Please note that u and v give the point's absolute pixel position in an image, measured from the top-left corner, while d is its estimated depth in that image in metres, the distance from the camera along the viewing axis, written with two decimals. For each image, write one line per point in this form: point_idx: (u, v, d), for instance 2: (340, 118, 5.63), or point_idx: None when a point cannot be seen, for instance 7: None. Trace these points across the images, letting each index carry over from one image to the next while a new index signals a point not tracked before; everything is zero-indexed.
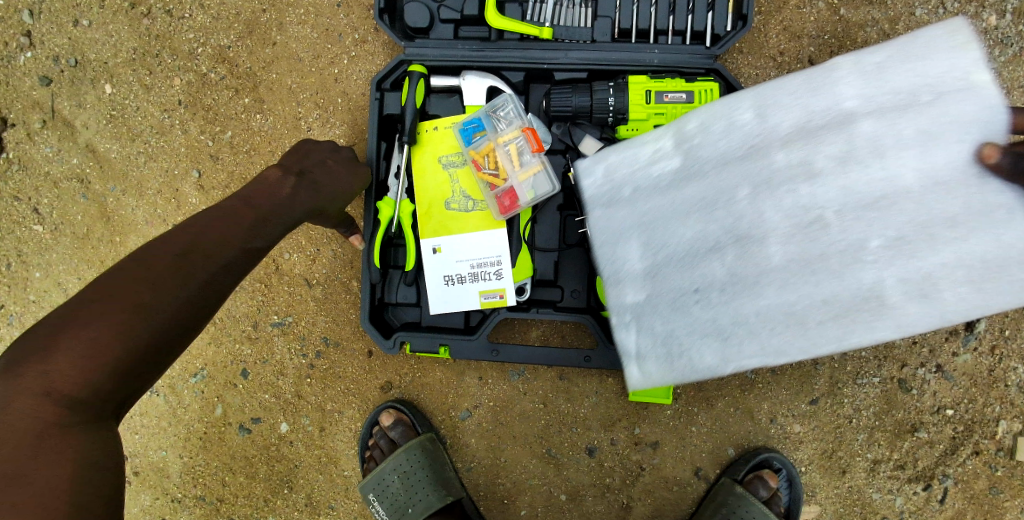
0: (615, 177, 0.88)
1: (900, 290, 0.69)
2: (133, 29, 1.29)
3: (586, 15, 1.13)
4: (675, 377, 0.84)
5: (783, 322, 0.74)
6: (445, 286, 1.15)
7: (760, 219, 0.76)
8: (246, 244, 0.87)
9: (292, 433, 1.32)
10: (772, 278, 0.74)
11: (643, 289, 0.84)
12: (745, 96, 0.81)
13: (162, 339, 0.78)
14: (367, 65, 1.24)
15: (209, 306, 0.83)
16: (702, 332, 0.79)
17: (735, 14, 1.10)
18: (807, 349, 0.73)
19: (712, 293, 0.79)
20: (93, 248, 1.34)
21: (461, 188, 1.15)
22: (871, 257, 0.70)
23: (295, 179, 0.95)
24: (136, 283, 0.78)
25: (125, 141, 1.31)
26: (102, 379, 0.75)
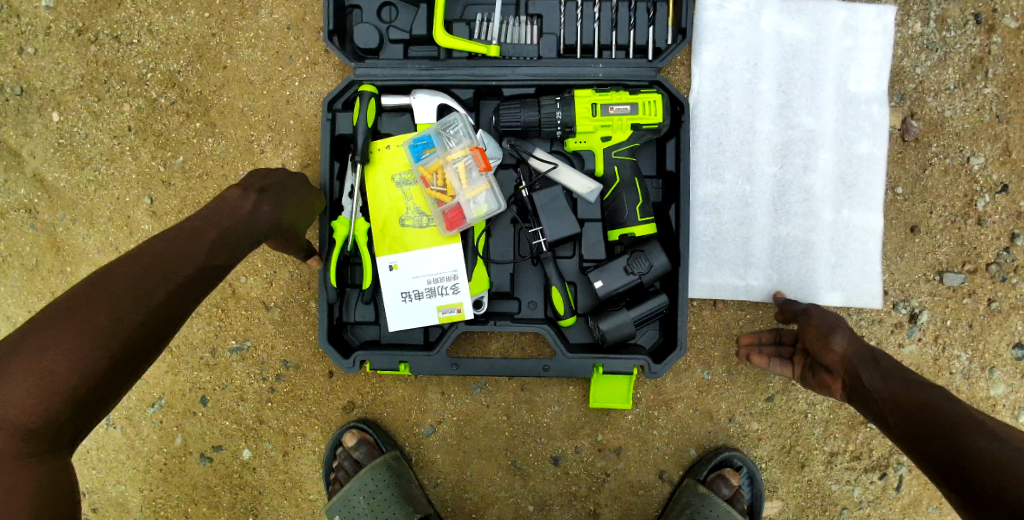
0: (816, 45, 1.20)
1: (709, 185, 1.20)
2: (80, 56, 1.28)
3: (532, 33, 1.16)
4: (698, 85, 1.21)
5: (717, 157, 1.20)
6: (403, 303, 1.15)
7: (780, 144, 1.20)
8: (207, 261, 0.86)
9: (255, 459, 1.30)
10: (730, 135, 1.20)
11: (746, 38, 1.20)
12: (872, 140, 1.20)
13: (123, 362, 0.77)
14: (318, 86, 1.25)
15: (170, 327, 0.82)
16: (717, 69, 1.20)
17: (676, 28, 1.14)
18: (701, 176, 1.20)
19: (734, 105, 1.20)
20: (43, 279, 1.31)
21: (415, 205, 1.16)
22: (732, 199, 1.20)
23: (258, 197, 0.96)
24: (92, 307, 0.76)
25: (74, 169, 1.30)
26: (59, 408, 0.73)
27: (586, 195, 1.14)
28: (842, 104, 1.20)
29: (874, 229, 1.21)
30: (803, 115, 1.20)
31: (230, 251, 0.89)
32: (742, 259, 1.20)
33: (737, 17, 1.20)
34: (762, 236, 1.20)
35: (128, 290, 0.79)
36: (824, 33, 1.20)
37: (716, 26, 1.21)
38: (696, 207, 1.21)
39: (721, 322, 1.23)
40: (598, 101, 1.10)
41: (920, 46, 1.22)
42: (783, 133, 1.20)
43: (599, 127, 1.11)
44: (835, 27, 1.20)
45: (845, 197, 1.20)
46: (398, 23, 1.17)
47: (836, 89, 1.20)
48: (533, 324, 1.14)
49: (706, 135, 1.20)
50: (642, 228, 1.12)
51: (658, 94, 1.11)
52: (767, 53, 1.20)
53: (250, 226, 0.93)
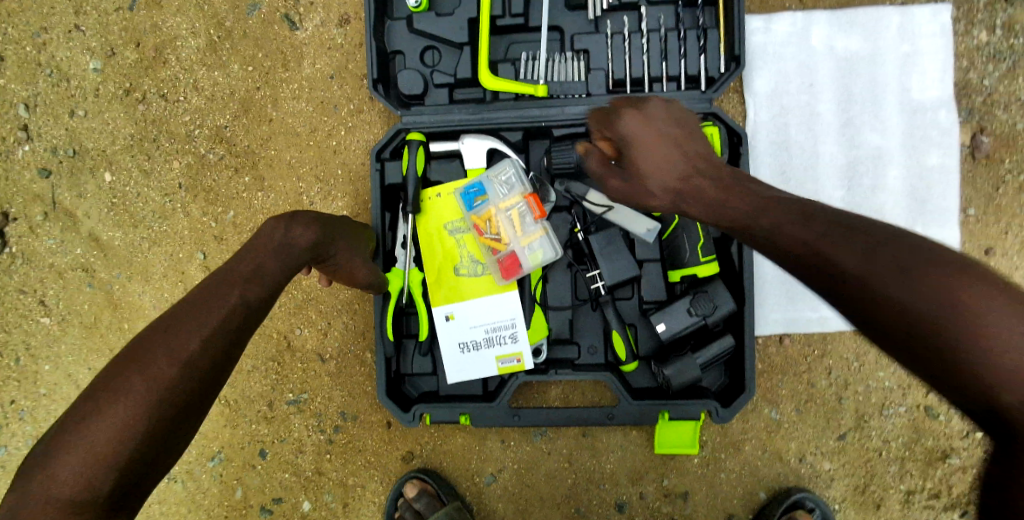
0: (871, 55, 1.14)
1: None
2: (130, 116, 1.29)
3: (579, 69, 1.14)
4: (755, 114, 1.16)
5: (783, 186, 1.16)
6: (461, 354, 1.14)
7: (846, 164, 1.15)
8: (239, 301, 0.82)
9: (315, 511, 1.30)
10: (793, 160, 1.16)
11: (798, 58, 1.15)
12: (942, 149, 1.14)
13: (168, 419, 0.73)
14: (364, 134, 1.23)
15: (213, 377, 0.77)
16: (773, 94, 1.16)
17: (728, 55, 1.09)
18: None
19: (795, 130, 1.16)
20: (102, 336, 1.32)
21: (469, 253, 1.14)
22: None
23: (287, 225, 0.92)
24: (130, 367, 0.73)
25: (127, 227, 1.31)
26: (106, 475, 0.68)
27: (643, 236, 1.10)
28: (907, 115, 1.14)
29: (952, 243, 1.14)
30: (866, 132, 1.14)
31: (263, 285, 0.86)
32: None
33: (785, 39, 1.15)
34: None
35: (162, 344, 0.75)
36: (880, 43, 1.14)
37: (767, 50, 1.16)
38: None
39: (788, 360, 1.19)
40: None
41: (986, 56, 1.14)
42: (847, 152, 1.15)
43: None
44: (891, 33, 1.14)
45: (919, 213, 1.14)
46: (442, 67, 1.16)
47: (898, 99, 1.14)
48: (596, 373, 1.11)
49: (768, 164, 1.16)
50: (704, 268, 1.08)
51: (715, 128, 1.08)
52: (822, 71, 1.15)
53: (281, 256, 0.90)
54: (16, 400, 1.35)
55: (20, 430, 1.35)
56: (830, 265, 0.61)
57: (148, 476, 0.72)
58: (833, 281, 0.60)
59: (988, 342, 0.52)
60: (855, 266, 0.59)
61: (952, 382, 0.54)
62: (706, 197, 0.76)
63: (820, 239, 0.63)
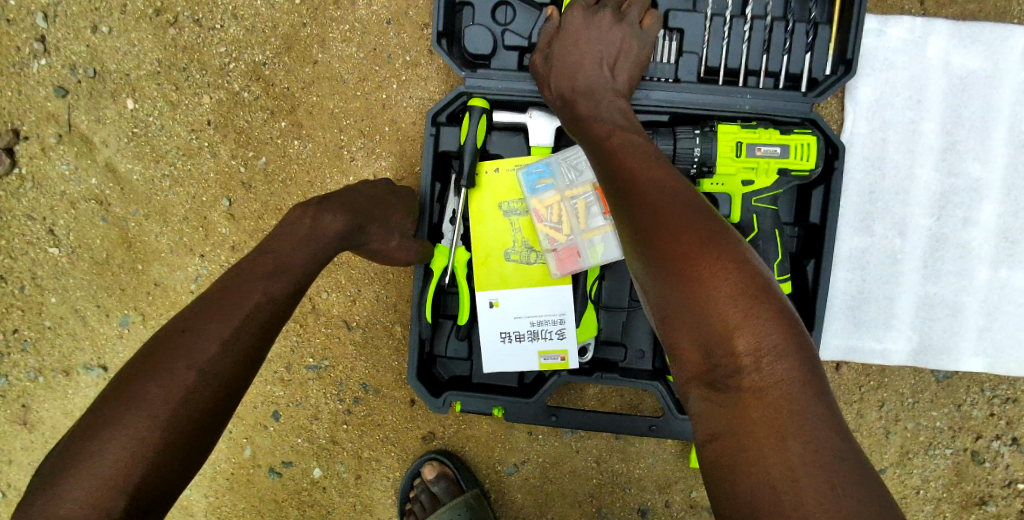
0: (988, 78, 1.03)
1: (849, 241, 1.06)
2: (158, 39, 1.17)
3: (670, 50, 1.02)
4: (849, 126, 1.05)
5: (866, 209, 1.06)
6: (502, 344, 1.06)
7: (940, 194, 1.04)
8: (263, 298, 0.78)
9: (325, 478, 1.24)
10: (883, 180, 1.05)
11: (909, 69, 1.04)
12: None
13: (186, 431, 0.68)
14: (417, 90, 1.12)
15: (234, 384, 0.73)
16: (873, 106, 1.05)
17: (838, 57, 0.99)
18: (844, 228, 1.06)
19: (890, 148, 1.05)
20: (113, 274, 1.24)
21: (523, 238, 1.05)
22: (874, 256, 1.06)
23: (314, 210, 0.88)
24: (146, 374, 0.69)
25: (148, 161, 1.20)
26: (119, 494, 0.63)
27: None
28: (1015, 148, 1.03)
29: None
30: (966, 160, 1.04)
31: (290, 278, 0.81)
32: (883, 320, 1.07)
33: (899, 46, 1.03)
34: (909, 296, 1.06)
35: (179, 347, 0.71)
36: (1000, 64, 1.02)
37: (876, 56, 1.04)
38: (840, 260, 1.07)
39: (843, 388, 1.12)
40: (744, 139, 0.96)
41: None
42: (943, 179, 1.04)
43: (742, 169, 0.98)
44: (1014, 56, 1.02)
45: (1008, 256, 1.05)
46: (516, 27, 1.04)
47: (1008, 129, 1.03)
48: (643, 381, 1.04)
49: (856, 182, 1.06)
50: None
51: (815, 136, 0.96)
52: (932, 87, 1.03)
53: (308, 243, 0.85)
54: (19, 330, 1.26)
55: (22, 362, 1.28)
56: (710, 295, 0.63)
57: (165, 496, 0.67)
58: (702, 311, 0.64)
59: (801, 419, 0.58)
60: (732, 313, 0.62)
61: (740, 424, 0.59)
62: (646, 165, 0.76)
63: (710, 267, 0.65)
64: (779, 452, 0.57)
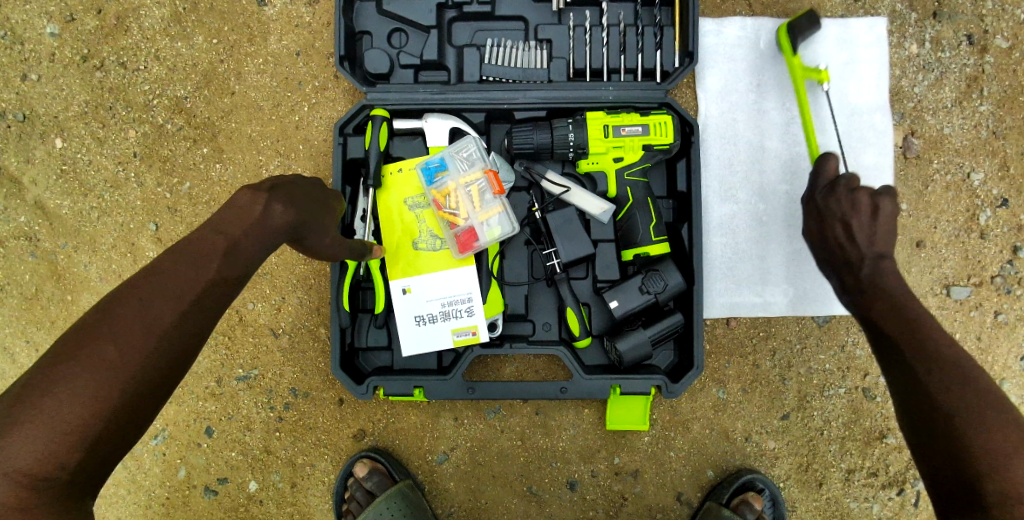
0: (812, 62, 1.21)
1: (720, 210, 1.21)
2: (85, 83, 1.27)
3: (542, 57, 1.18)
4: (705, 112, 1.22)
5: (728, 180, 1.21)
6: (416, 327, 1.15)
7: (788, 162, 1.21)
8: (218, 276, 0.80)
9: (261, 491, 1.27)
10: (738, 155, 1.21)
11: (745, 61, 1.22)
12: (876, 150, 1.20)
13: (139, 397, 0.74)
14: (327, 111, 1.25)
15: (185, 355, 0.78)
16: (721, 93, 1.22)
17: (683, 51, 1.16)
18: (713, 199, 1.21)
19: (740, 128, 1.21)
20: (42, 308, 1.28)
21: (428, 228, 1.16)
22: (742, 221, 1.21)
23: (266, 199, 0.83)
24: (100, 339, 0.73)
25: (77, 196, 1.27)
26: (72, 452, 0.70)
27: (598, 216, 1.14)
28: (845, 117, 1.21)
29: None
30: (807, 131, 1.20)
31: (243, 261, 0.82)
32: (759, 276, 1.21)
33: (734, 41, 1.22)
34: (777, 253, 1.21)
35: (136, 320, 0.75)
36: (820, 48, 1.21)
37: (716, 51, 1.22)
38: (712, 228, 1.21)
39: (734, 342, 1.22)
40: (609, 122, 1.11)
41: (917, 66, 1.22)
42: (791, 149, 1.21)
43: (611, 148, 1.11)
44: (830, 42, 1.21)
45: None
46: (409, 49, 1.18)
47: (836, 102, 1.21)
48: (549, 346, 1.14)
49: (716, 158, 1.21)
50: (656, 247, 1.12)
51: (670, 116, 1.12)
52: (768, 73, 1.21)
53: (260, 235, 0.82)
54: None
55: None
56: (975, 463, 0.77)
57: (116, 452, 0.74)
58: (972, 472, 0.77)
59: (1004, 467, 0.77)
60: (1001, 476, 0.76)
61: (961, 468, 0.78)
62: (911, 336, 0.87)
63: (988, 442, 0.78)
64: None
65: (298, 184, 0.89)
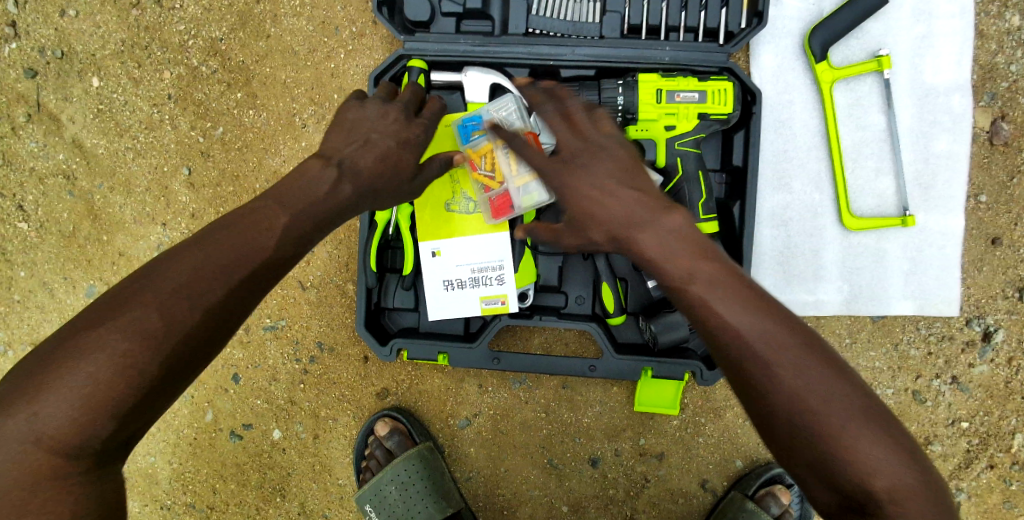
0: (882, 37, 1.08)
1: (771, 200, 1.11)
2: (122, 20, 1.24)
3: (594, 10, 1.08)
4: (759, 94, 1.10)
5: (780, 169, 1.10)
6: (445, 291, 1.10)
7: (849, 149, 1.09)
8: (273, 253, 0.74)
9: (285, 440, 1.28)
10: (794, 140, 1.10)
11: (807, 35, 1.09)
12: (949, 134, 1.08)
13: (174, 372, 0.68)
14: (364, 59, 1.19)
15: (225, 333, 0.72)
16: (779, 74, 1.10)
17: (751, 11, 1.04)
18: (765, 190, 1.11)
19: (797, 111, 1.10)
20: (79, 247, 1.29)
21: (463, 190, 1.10)
22: (795, 213, 1.11)
23: (336, 174, 0.81)
24: (158, 286, 0.68)
25: (113, 136, 1.26)
26: (101, 429, 0.66)
27: (644, 188, 1.04)
28: (918, 98, 1.08)
29: (954, 233, 1.09)
30: (873, 114, 1.09)
31: (308, 219, 0.78)
32: (811, 273, 1.11)
33: (796, 13, 1.08)
34: (832, 248, 1.10)
35: (183, 291, 0.68)
36: (894, 22, 1.07)
37: (775, 24, 1.09)
38: (762, 219, 1.11)
39: None
40: (663, 87, 1.02)
41: (1017, 41, 1.08)
42: (853, 135, 1.09)
43: (663, 115, 1.03)
44: (906, 13, 1.07)
45: (923, 200, 1.09)
46: None
47: (909, 82, 1.08)
48: (581, 321, 1.08)
49: (770, 144, 1.10)
50: (704, 226, 1.03)
51: (730, 82, 1.02)
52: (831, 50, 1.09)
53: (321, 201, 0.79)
54: None
55: None
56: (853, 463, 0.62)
57: (139, 428, 0.69)
58: (833, 467, 0.62)
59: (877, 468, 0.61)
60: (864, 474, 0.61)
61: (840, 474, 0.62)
62: (733, 302, 0.66)
63: (838, 427, 0.62)
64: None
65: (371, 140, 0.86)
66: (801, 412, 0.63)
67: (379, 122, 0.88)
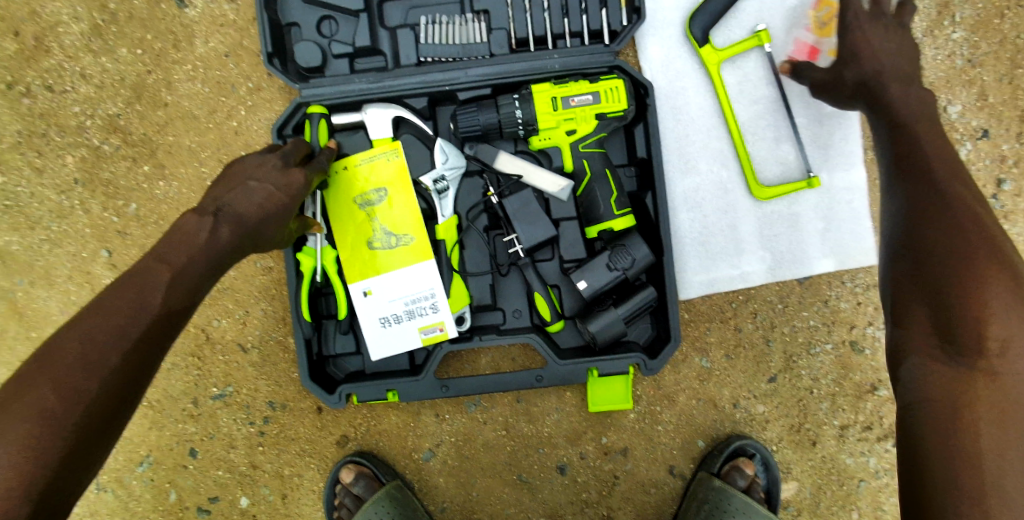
0: (759, 12, 1.12)
1: (683, 185, 1.13)
2: (15, 111, 1.22)
3: (481, 30, 1.09)
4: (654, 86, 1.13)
5: (685, 153, 1.13)
6: (382, 329, 1.10)
7: (748, 122, 1.13)
8: (162, 307, 0.77)
9: (253, 506, 1.25)
10: (694, 124, 1.13)
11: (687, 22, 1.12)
12: None
13: (88, 438, 0.69)
14: (265, 112, 1.18)
15: (128, 394, 0.73)
16: (667, 63, 1.13)
17: (629, 7, 1.08)
18: (675, 175, 1.14)
19: (691, 96, 1.13)
20: (9, 347, 1.25)
21: (382, 225, 1.10)
22: (707, 193, 1.14)
23: (213, 220, 0.83)
24: (60, 360, 0.70)
25: (25, 230, 1.24)
26: (17, 508, 0.63)
27: (557, 194, 1.07)
28: None
29: (859, 187, 1.13)
30: (763, 87, 1.12)
31: (194, 272, 0.80)
32: (732, 248, 1.14)
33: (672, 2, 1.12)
34: (749, 220, 1.13)
35: (84, 358, 0.70)
36: None
37: (655, 16, 1.12)
38: (677, 204, 1.14)
39: (714, 308, 1.17)
40: (558, 94, 1.04)
41: None
42: (749, 110, 1.13)
43: (563, 121, 1.05)
44: None
45: (824, 160, 1.13)
46: (340, 37, 1.10)
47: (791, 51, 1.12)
48: (520, 334, 1.09)
49: (671, 131, 1.13)
50: (620, 222, 1.05)
51: (621, 79, 1.04)
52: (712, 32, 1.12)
53: (204, 251, 0.81)
54: None
55: None
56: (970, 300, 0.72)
57: (59, 510, 0.67)
58: (956, 307, 0.73)
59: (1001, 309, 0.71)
60: (978, 311, 0.71)
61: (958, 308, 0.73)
62: (943, 169, 0.82)
63: (967, 277, 0.73)
64: (971, 427, 0.69)
65: (250, 185, 0.88)
66: (946, 257, 0.76)
67: (258, 169, 0.90)
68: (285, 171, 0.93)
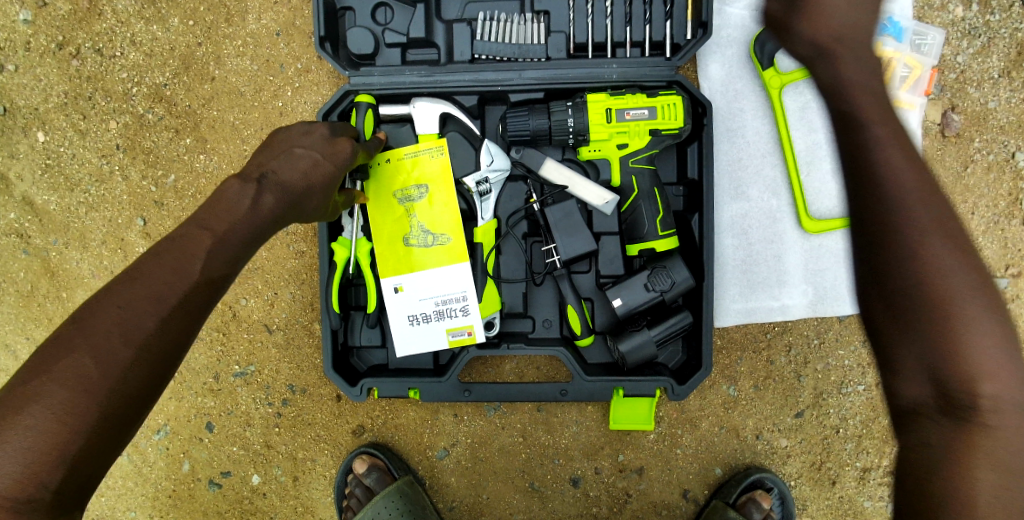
0: None
1: (732, 210, 1.11)
2: (62, 71, 1.21)
3: (539, 31, 1.07)
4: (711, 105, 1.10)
5: (736, 178, 1.10)
6: (410, 326, 1.09)
7: (805, 151, 1.09)
8: (201, 277, 0.74)
9: (265, 484, 1.26)
10: (749, 148, 1.10)
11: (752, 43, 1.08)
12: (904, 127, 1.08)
13: (124, 406, 0.67)
14: (311, 95, 1.17)
15: (167, 360, 0.71)
16: (728, 83, 1.09)
17: (696, 22, 1.04)
18: (725, 199, 1.11)
19: (750, 119, 1.09)
20: (39, 305, 1.26)
21: (419, 223, 1.09)
22: (754, 220, 1.11)
23: (256, 187, 0.80)
24: (98, 327, 0.67)
25: (63, 191, 1.24)
26: (54, 471, 0.63)
27: (601, 207, 1.06)
28: None
29: None
30: (824, 116, 1.09)
31: (235, 240, 0.77)
32: (775, 279, 1.11)
33: (738, 21, 1.08)
34: (795, 252, 1.10)
35: (121, 327, 0.68)
36: None
37: (720, 34, 1.09)
38: (722, 228, 1.11)
39: (748, 337, 1.15)
40: (612, 106, 1.01)
41: (960, 32, 1.08)
42: (806, 139, 1.09)
43: (615, 134, 1.02)
44: None
45: None
46: (394, 26, 1.07)
47: None
48: (548, 347, 1.08)
49: (725, 153, 1.10)
50: (663, 242, 1.03)
51: (679, 96, 1.01)
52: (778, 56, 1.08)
53: (245, 219, 0.78)
54: None
55: None
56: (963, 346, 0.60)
57: (95, 474, 0.67)
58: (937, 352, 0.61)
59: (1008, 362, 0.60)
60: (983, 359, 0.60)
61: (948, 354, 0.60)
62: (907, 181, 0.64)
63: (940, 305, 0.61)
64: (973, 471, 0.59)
65: (295, 153, 0.86)
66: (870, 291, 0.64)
67: (303, 138, 0.89)
68: (332, 141, 0.91)
